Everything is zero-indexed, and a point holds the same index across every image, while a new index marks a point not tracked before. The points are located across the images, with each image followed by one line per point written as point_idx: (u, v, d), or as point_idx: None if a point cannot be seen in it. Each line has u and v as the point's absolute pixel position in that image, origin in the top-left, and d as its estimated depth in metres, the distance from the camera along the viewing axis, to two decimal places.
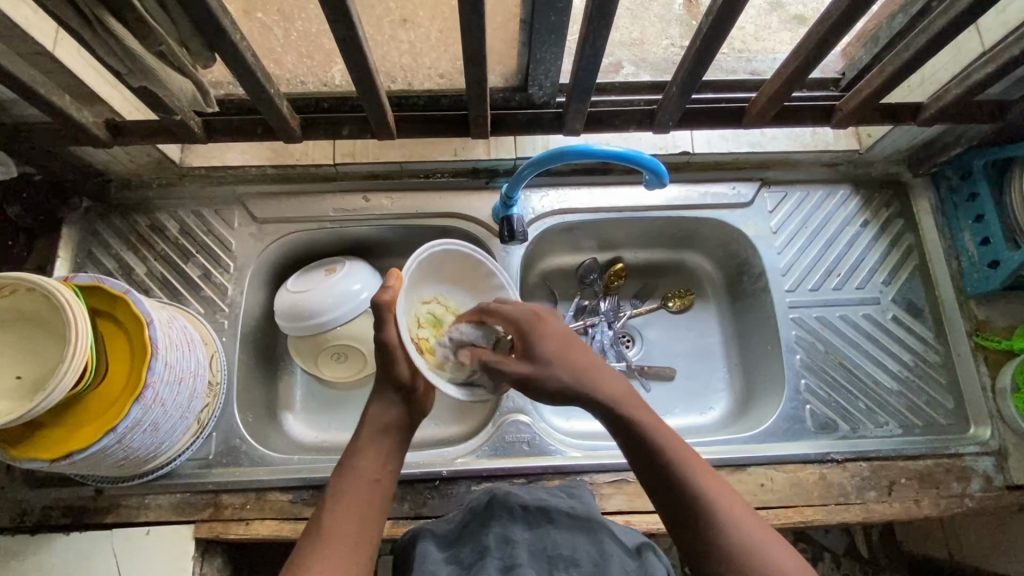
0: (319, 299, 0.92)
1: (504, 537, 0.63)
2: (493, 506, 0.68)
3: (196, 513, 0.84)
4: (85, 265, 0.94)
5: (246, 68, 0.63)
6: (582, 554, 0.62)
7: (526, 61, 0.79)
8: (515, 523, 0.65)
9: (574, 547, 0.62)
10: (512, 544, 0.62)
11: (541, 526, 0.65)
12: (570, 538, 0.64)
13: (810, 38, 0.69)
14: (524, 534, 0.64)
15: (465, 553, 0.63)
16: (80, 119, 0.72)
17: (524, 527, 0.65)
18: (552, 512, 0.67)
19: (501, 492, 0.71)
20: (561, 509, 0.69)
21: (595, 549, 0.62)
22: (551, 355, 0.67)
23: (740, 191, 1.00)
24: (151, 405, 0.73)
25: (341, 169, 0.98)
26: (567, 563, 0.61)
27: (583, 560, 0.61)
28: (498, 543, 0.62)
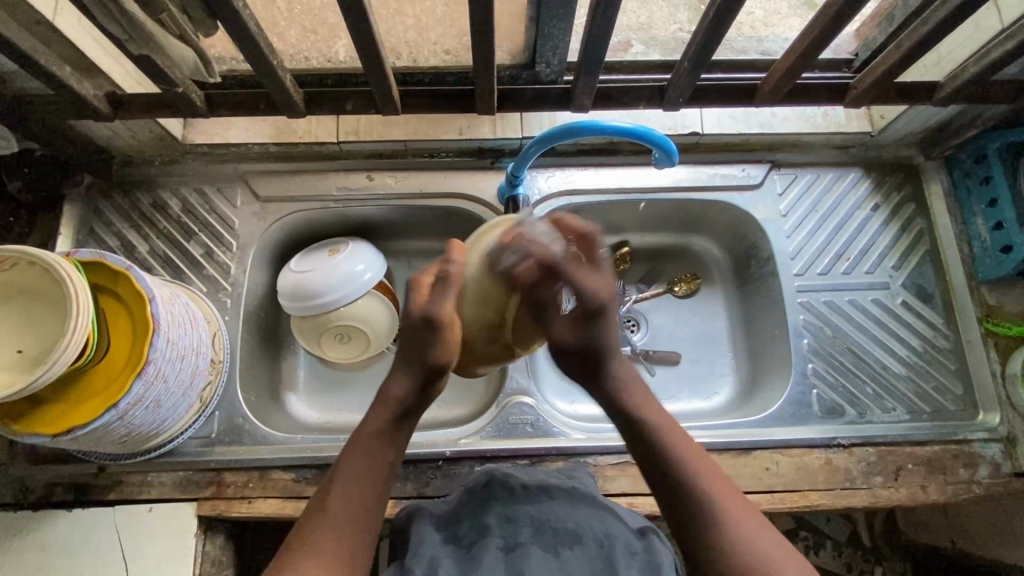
0: (322, 281, 0.91)
1: (505, 516, 0.63)
2: (493, 486, 0.68)
3: (198, 491, 0.84)
4: (87, 243, 0.94)
5: (248, 39, 0.62)
6: (585, 530, 0.61)
7: (533, 36, 0.77)
8: (516, 500, 0.65)
9: (576, 522, 0.62)
10: (514, 522, 0.62)
11: (542, 502, 0.65)
12: (572, 514, 0.63)
13: (826, 12, 0.67)
14: (526, 510, 0.63)
15: (464, 531, 0.63)
16: (81, 91, 0.71)
17: (526, 504, 0.64)
18: (553, 489, 0.67)
19: (500, 473, 0.71)
20: (563, 487, 0.69)
21: (598, 528, 0.62)
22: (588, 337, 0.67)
23: (749, 173, 0.98)
24: (154, 381, 0.72)
25: (345, 147, 0.97)
26: (570, 537, 0.60)
27: (586, 537, 0.60)
28: (500, 523, 0.62)
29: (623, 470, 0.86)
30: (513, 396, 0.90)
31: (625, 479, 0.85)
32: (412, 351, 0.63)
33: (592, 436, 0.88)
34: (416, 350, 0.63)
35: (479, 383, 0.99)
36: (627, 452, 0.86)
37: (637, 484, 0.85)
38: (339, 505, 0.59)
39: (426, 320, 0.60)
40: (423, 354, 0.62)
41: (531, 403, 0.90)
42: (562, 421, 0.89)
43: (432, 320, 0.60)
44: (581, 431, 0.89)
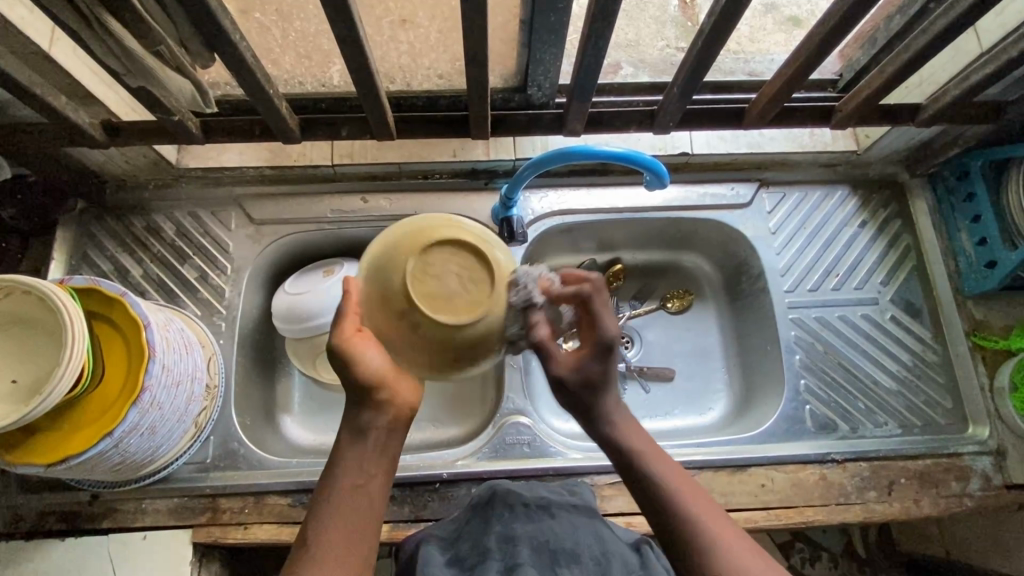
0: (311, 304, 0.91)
1: (505, 535, 0.63)
2: (495, 504, 0.69)
3: (195, 518, 0.84)
4: (81, 268, 0.93)
5: (245, 69, 0.62)
6: (583, 549, 0.62)
7: (525, 62, 0.78)
8: (516, 519, 0.66)
9: (575, 542, 0.63)
10: (515, 541, 0.62)
11: (541, 521, 0.65)
12: (570, 532, 0.64)
13: (811, 39, 0.69)
14: (526, 528, 0.64)
15: (465, 551, 0.63)
16: (76, 119, 0.71)
17: (526, 522, 0.65)
18: (553, 508, 0.68)
19: (501, 487, 0.72)
20: (563, 505, 0.70)
21: (597, 547, 0.63)
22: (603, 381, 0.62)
23: (738, 192, 1.00)
24: (149, 408, 0.72)
25: (339, 170, 0.97)
26: (568, 557, 0.61)
27: (583, 556, 0.61)
28: (499, 543, 0.62)
29: (621, 490, 0.86)
30: (509, 416, 0.90)
31: (623, 498, 0.85)
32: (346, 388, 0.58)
33: (589, 455, 0.88)
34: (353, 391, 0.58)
35: (475, 401, 1.00)
36: None
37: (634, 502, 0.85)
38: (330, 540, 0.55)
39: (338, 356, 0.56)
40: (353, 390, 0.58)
41: (528, 423, 0.90)
42: (558, 441, 0.90)
43: (341, 355, 0.56)
44: (578, 450, 0.89)
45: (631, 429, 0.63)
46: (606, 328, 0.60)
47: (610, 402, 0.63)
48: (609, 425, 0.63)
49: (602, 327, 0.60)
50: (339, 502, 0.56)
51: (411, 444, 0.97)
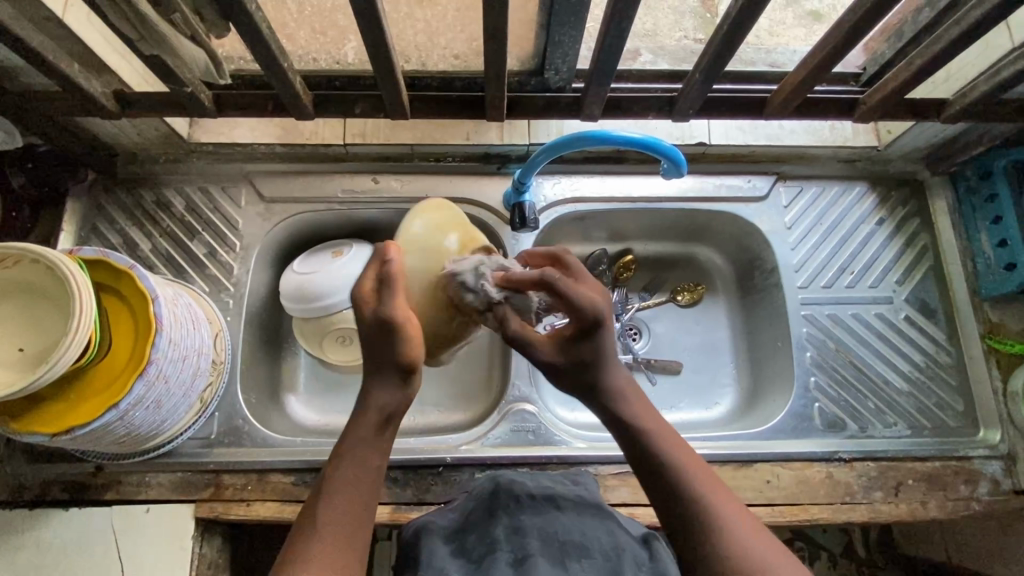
0: (317, 288, 0.90)
1: (513, 527, 0.63)
2: (501, 494, 0.68)
3: (198, 493, 0.84)
4: (90, 240, 0.93)
5: (261, 40, 0.61)
6: (593, 543, 0.61)
7: (543, 44, 0.77)
8: (523, 510, 0.66)
9: (584, 534, 0.62)
10: (523, 533, 0.62)
11: (549, 513, 0.65)
12: (579, 526, 0.63)
13: (839, 29, 0.67)
14: (533, 520, 0.64)
15: (471, 542, 0.63)
16: (89, 88, 0.70)
17: (533, 514, 0.65)
18: (560, 500, 0.68)
19: (505, 479, 0.71)
20: (570, 498, 0.69)
21: (606, 541, 0.62)
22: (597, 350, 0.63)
23: (755, 185, 0.98)
24: (155, 381, 0.72)
25: (351, 149, 0.97)
26: (579, 549, 0.60)
27: (593, 551, 0.60)
28: (507, 535, 0.62)
29: (625, 481, 0.85)
30: (515, 403, 0.90)
31: (626, 488, 0.85)
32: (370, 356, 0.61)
33: (594, 445, 0.88)
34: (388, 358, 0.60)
35: (481, 388, 1.00)
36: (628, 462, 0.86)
37: (638, 494, 0.85)
38: (329, 532, 0.54)
39: (383, 322, 0.59)
40: (390, 356, 0.60)
41: (532, 411, 0.89)
42: (563, 430, 0.89)
43: (392, 324, 0.59)
44: (582, 440, 0.88)
45: (636, 403, 0.63)
46: (579, 299, 0.60)
47: (615, 374, 0.64)
48: (618, 399, 0.63)
49: (585, 280, 0.64)
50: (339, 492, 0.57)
51: (416, 428, 0.97)
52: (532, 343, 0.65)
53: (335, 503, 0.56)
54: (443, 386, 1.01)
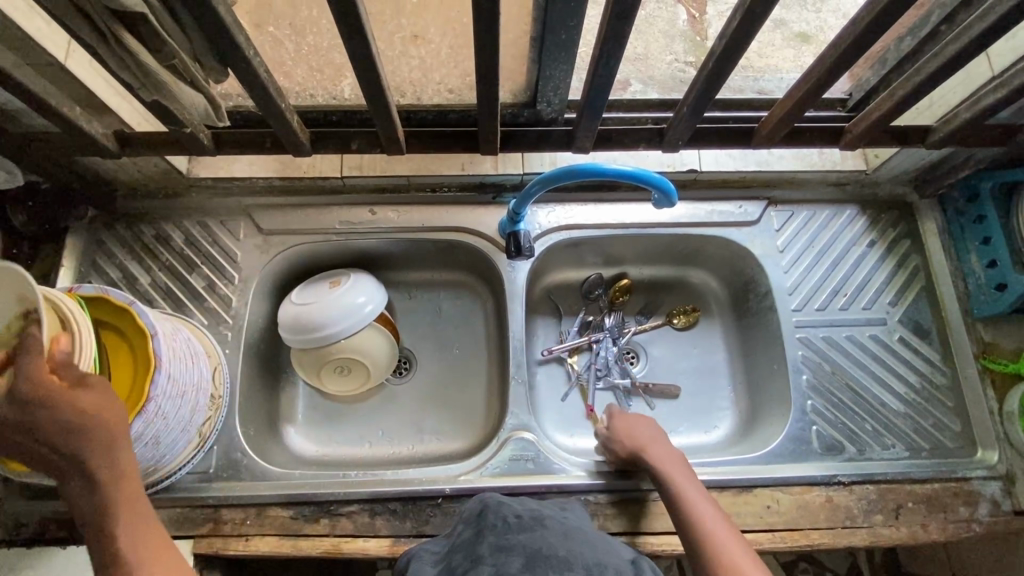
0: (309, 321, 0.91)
1: (498, 544, 0.62)
2: (488, 516, 0.69)
3: (196, 528, 0.83)
4: (89, 274, 0.94)
5: (258, 83, 0.63)
6: (576, 557, 0.61)
7: (535, 78, 0.79)
8: (509, 530, 0.65)
9: (568, 550, 0.62)
10: (507, 549, 0.61)
11: (535, 530, 0.65)
12: (564, 543, 0.63)
13: (821, 63, 0.69)
14: (517, 537, 0.63)
15: (457, 561, 0.62)
16: (89, 130, 0.71)
17: (517, 533, 0.64)
18: (546, 520, 0.68)
19: (493, 500, 0.73)
20: (554, 518, 0.70)
21: (591, 558, 0.62)
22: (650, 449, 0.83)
23: (746, 210, 1.00)
24: (154, 419, 0.72)
25: (348, 181, 0.98)
26: (561, 563, 0.59)
27: (576, 564, 0.60)
28: (493, 552, 0.61)
29: (625, 507, 0.85)
30: (514, 431, 0.90)
31: (626, 515, 0.85)
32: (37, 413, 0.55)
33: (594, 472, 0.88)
34: (48, 420, 0.55)
35: (479, 416, 1.01)
36: (628, 490, 0.86)
37: (637, 521, 0.85)
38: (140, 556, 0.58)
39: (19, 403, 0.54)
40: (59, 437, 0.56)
41: (531, 438, 0.89)
42: (563, 457, 0.89)
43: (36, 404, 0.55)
44: (582, 467, 0.88)
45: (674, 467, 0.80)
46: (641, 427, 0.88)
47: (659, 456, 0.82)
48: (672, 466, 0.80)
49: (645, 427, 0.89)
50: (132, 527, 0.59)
51: (415, 458, 0.98)
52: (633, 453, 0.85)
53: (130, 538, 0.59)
54: (442, 415, 1.01)
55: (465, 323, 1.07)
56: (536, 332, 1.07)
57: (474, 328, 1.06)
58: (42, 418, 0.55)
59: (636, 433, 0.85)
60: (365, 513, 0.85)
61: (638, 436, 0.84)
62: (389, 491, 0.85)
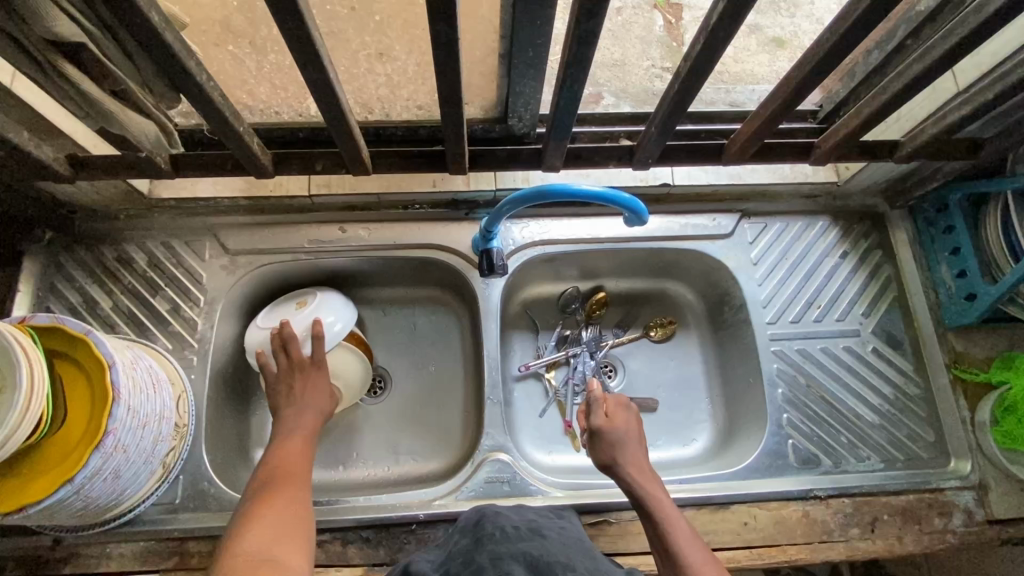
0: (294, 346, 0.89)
1: (497, 555, 0.61)
2: (484, 527, 0.68)
3: (161, 562, 0.81)
4: (47, 300, 0.90)
5: (213, 108, 0.61)
6: (577, 564, 0.61)
7: (505, 94, 0.78)
8: (507, 540, 0.65)
9: (568, 557, 0.62)
10: (506, 557, 0.61)
11: (534, 539, 0.65)
12: (563, 551, 0.63)
13: (788, 83, 0.69)
14: (516, 547, 0.63)
15: (456, 568, 0.62)
16: (39, 156, 0.69)
17: (515, 542, 0.64)
18: (543, 530, 0.68)
19: (490, 510, 0.73)
20: (552, 528, 0.70)
21: (589, 564, 0.62)
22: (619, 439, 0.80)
23: (720, 222, 1.00)
24: (112, 453, 0.70)
25: (317, 200, 0.96)
26: (564, 568, 0.59)
27: (578, 568, 0.60)
28: (492, 562, 0.60)
29: (602, 528, 0.85)
30: (490, 452, 0.89)
31: (604, 536, 0.84)
32: (304, 386, 0.85)
33: (571, 493, 0.87)
34: (293, 421, 0.81)
35: (455, 435, 0.99)
36: (606, 510, 0.86)
37: (615, 542, 0.84)
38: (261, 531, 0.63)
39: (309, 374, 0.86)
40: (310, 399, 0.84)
41: (507, 459, 0.88)
42: (539, 478, 0.88)
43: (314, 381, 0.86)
44: (560, 488, 0.87)
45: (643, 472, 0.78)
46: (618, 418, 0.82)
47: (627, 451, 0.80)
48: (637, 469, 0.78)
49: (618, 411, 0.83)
50: (272, 516, 0.66)
51: (389, 481, 0.96)
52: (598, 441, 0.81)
53: (261, 525, 0.64)
54: (417, 435, 1.00)
55: (440, 341, 1.05)
56: (513, 348, 1.05)
57: (449, 346, 1.05)
58: (298, 407, 0.83)
59: (616, 416, 0.82)
60: (337, 542, 0.83)
61: (620, 421, 0.82)
62: (363, 519, 0.83)
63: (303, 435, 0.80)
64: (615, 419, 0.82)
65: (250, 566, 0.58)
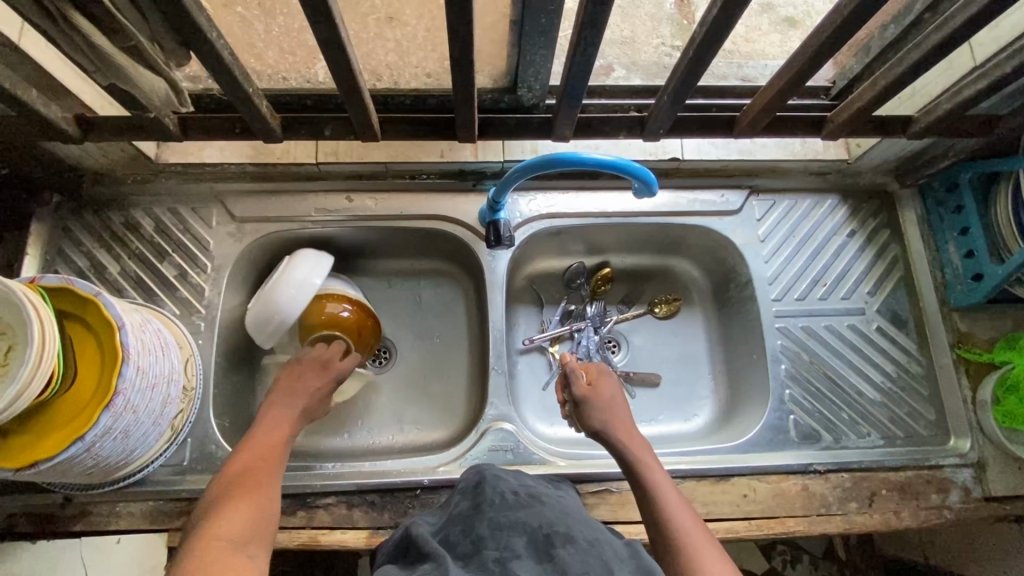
0: (289, 291, 0.88)
1: (497, 523, 0.62)
2: (484, 493, 0.68)
3: (170, 522, 0.82)
4: (56, 263, 0.91)
5: (222, 67, 0.60)
6: (577, 533, 0.61)
7: (515, 63, 0.77)
8: (507, 507, 0.65)
9: (568, 526, 0.62)
10: (506, 528, 0.61)
11: (533, 507, 0.65)
12: (563, 520, 0.63)
13: (803, 52, 0.68)
14: (516, 515, 0.63)
15: (456, 536, 0.63)
16: (48, 115, 0.68)
17: (515, 510, 0.64)
18: (543, 497, 0.67)
19: (490, 473, 0.73)
20: (551, 496, 0.69)
21: (588, 533, 0.62)
22: (604, 408, 0.83)
23: (728, 198, 0.99)
24: (122, 412, 0.70)
25: (323, 168, 0.96)
26: (563, 538, 0.59)
27: (578, 538, 0.60)
28: (492, 531, 0.60)
29: (602, 498, 0.86)
30: (493, 422, 0.90)
31: (604, 506, 0.85)
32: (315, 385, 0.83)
33: (573, 462, 0.88)
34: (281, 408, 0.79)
35: (459, 406, 1.00)
36: (607, 480, 0.87)
37: (616, 511, 0.85)
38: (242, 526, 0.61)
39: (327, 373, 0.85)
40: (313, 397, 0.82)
41: (511, 429, 0.89)
42: (542, 447, 0.89)
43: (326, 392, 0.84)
44: (563, 458, 0.88)
45: (627, 437, 0.79)
46: (602, 390, 0.85)
47: (612, 418, 0.81)
48: (620, 434, 0.79)
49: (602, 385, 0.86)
50: (246, 505, 0.64)
51: (395, 448, 0.97)
52: (582, 408, 0.83)
53: (236, 515, 0.62)
54: (422, 405, 1.01)
55: (445, 313, 1.05)
56: (518, 322, 1.06)
57: (455, 318, 1.05)
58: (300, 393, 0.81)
59: (599, 386, 0.86)
60: (342, 505, 0.84)
61: (602, 392, 0.85)
62: (369, 484, 0.84)
63: (291, 423, 0.78)
64: (599, 387, 0.85)
65: (223, 555, 0.57)
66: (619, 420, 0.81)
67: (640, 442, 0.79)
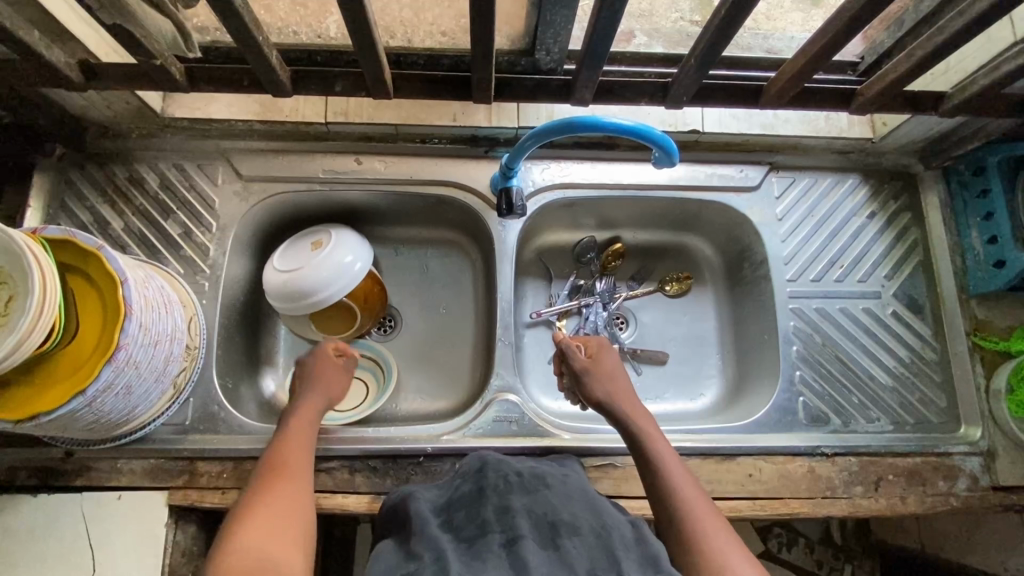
0: (323, 273, 0.87)
1: (501, 508, 0.60)
2: (487, 475, 0.67)
3: (171, 480, 0.82)
4: (58, 217, 0.89)
5: (232, 11, 0.57)
6: (583, 522, 0.59)
7: (535, 23, 0.73)
8: (511, 491, 0.63)
9: (573, 514, 0.60)
10: (510, 513, 0.59)
11: (538, 491, 0.63)
12: (569, 507, 0.61)
13: (839, 18, 0.65)
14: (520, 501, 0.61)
15: (459, 522, 0.61)
16: (52, 59, 0.66)
17: (519, 495, 0.62)
18: (548, 479, 0.65)
19: (492, 459, 0.71)
20: (556, 478, 0.67)
21: (594, 519, 0.60)
22: (605, 381, 0.81)
23: (747, 174, 0.97)
24: (124, 367, 0.69)
25: (333, 128, 0.93)
26: (569, 528, 0.57)
27: (583, 528, 0.58)
28: (497, 516, 0.59)
29: (605, 472, 0.85)
30: (499, 392, 0.89)
31: (608, 481, 0.84)
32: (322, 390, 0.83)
33: (578, 436, 0.87)
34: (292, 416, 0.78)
35: (464, 376, 0.99)
36: (612, 455, 0.86)
37: (619, 486, 0.85)
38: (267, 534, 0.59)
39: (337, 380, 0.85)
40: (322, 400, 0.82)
41: (516, 400, 0.88)
42: (547, 420, 0.88)
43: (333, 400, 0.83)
44: (567, 432, 0.87)
45: (630, 410, 0.78)
46: (602, 362, 0.84)
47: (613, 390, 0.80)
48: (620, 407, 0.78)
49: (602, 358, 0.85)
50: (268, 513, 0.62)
51: (399, 416, 0.96)
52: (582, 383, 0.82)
53: (257, 524, 0.60)
54: (427, 373, 1.00)
55: (453, 283, 1.04)
56: (526, 295, 1.04)
57: (462, 287, 1.04)
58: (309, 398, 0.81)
59: (599, 358, 0.85)
60: (344, 470, 0.83)
61: (602, 364, 0.84)
62: (371, 449, 0.84)
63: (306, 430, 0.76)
64: (600, 359, 0.84)
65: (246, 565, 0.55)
66: (621, 393, 0.80)
67: (644, 416, 0.78)
